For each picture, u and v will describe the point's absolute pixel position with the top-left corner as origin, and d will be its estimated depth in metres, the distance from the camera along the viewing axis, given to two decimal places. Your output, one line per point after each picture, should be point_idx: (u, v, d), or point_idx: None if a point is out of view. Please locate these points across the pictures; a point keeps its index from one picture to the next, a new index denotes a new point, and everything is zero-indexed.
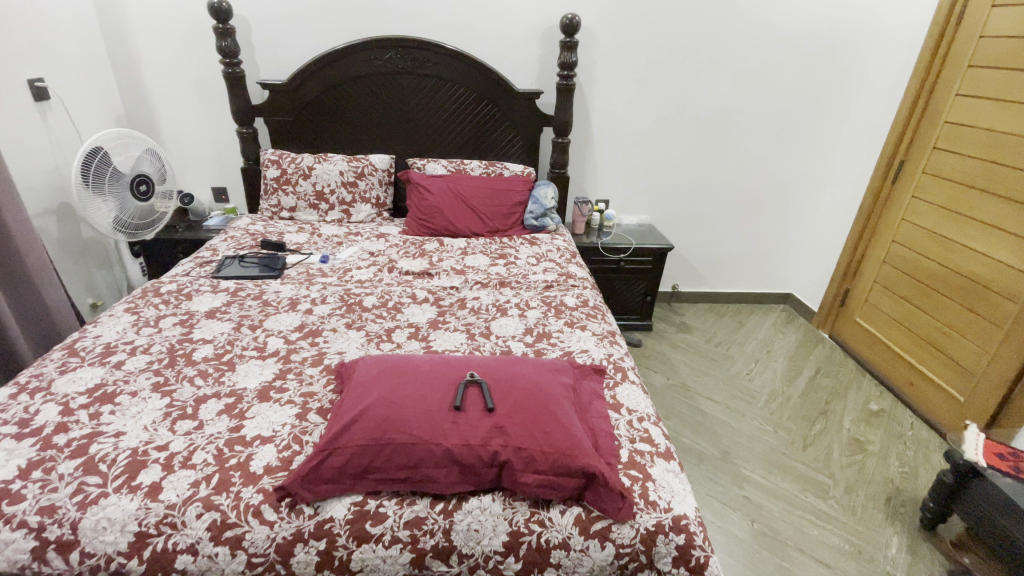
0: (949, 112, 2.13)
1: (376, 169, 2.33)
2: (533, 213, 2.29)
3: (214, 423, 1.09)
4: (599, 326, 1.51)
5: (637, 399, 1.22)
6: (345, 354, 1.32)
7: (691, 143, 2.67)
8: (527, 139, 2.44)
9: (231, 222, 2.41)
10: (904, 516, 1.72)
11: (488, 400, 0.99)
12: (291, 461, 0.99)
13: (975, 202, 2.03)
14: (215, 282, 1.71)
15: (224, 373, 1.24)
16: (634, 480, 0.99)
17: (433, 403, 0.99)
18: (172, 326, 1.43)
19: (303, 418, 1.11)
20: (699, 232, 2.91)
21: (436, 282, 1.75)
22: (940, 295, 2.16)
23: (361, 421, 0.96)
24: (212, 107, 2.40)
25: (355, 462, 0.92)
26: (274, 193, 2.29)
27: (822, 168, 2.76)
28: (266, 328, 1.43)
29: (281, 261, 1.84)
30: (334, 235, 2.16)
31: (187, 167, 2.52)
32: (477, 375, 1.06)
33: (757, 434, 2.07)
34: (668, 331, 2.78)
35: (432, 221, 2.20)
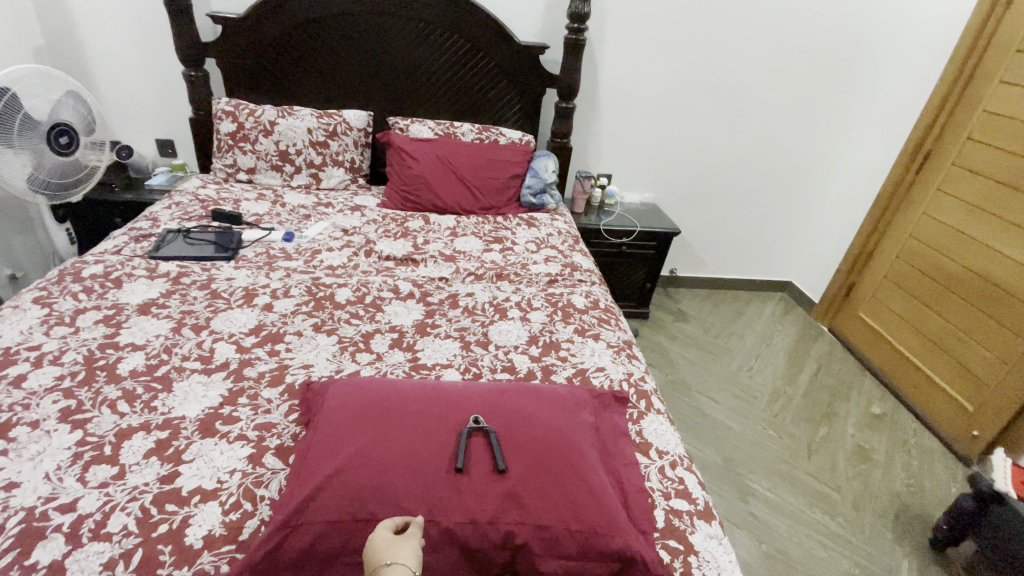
0: (989, 99, 1.94)
1: (351, 128, 2.00)
2: (531, 188, 2.02)
3: (141, 471, 0.84)
4: (613, 335, 1.30)
5: (666, 436, 1.04)
6: (312, 369, 1.08)
7: (705, 116, 2.42)
8: (526, 102, 2.14)
9: (179, 182, 2.07)
10: (913, 534, 1.64)
11: (498, 457, 0.78)
12: (241, 531, 0.77)
13: (1005, 201, 1.87)
14: (152, 264, 1.41)
15: (156, 396, 0.98)
16: (674, 554, 0.81)
17: (428, 461, 0.77)
18: (93, 326, 1.15)
19: (257, 462, 0.87)
20: (702, 214, 2.71)
21: (422, 271, 1.50)
22: (956, 298, 2.03)
23: (333, 487, 0.74)
24: (152, 42, 2.00)
25: (325, 545, 0.70)
26: (229, 151, 1.96)
27: (839, 150, 2.56)
28: (214, 329, 1.17)
29: (236, 239, 1.54)
30: (301, 205, 1.85)
31: (125, 113, 2.13)
32: (482, 419, 0.85)
33: (760, 439, 1.95)
34: (664, 319, 2.62)
35: (416, 193, 1.92)
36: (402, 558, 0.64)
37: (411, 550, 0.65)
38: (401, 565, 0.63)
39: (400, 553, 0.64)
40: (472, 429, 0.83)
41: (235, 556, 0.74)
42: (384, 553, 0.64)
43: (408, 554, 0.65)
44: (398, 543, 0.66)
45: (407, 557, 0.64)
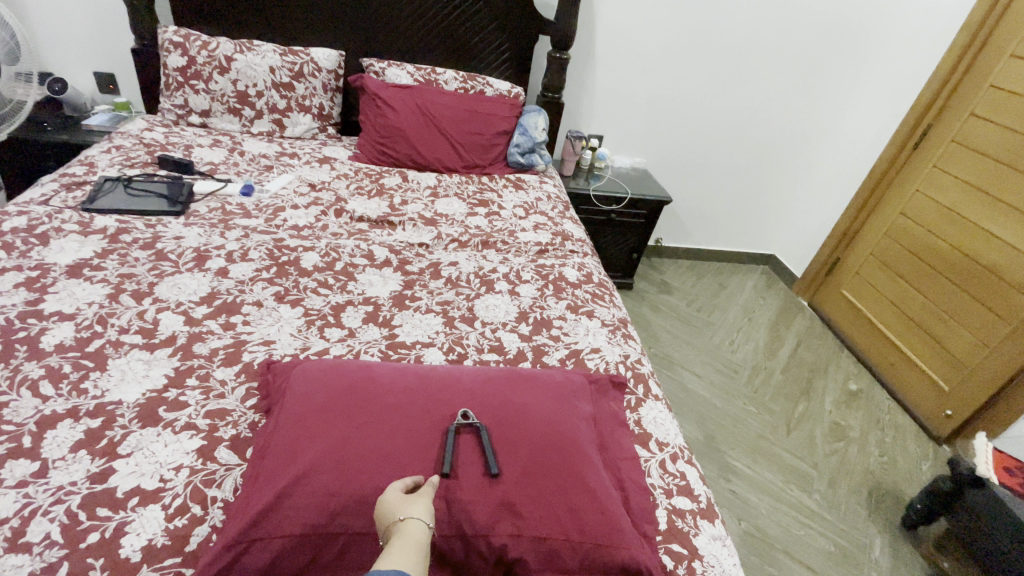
0: (998, 73, 1.87)
1: (320, 69, 1.79)
2: (518, 147, 1.87)
3: (67, 468, 0.71)
4: (608, 313, 1.21)
5: (665, 426, 0.96)
6: (274, 346, 0.95)
7: (703, 76, 2.28)
8: (516, 50, 1.95)
9: (123, 123, 1.83)
10: (885, 511, 1.66)
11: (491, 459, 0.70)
12: (187, 542, 0.66)
13: (1003, 182, 1.83)
14: (86, 218, 1.23)
15: (87, 376, 0.84)
16: (677, 559, 0.75)
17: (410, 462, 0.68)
18: (12, 291, 0.98)
19: (207, 457, 0.75)
20: (692, 181, 2.61)
21: (400, 235, 1.36)
22: (942, 278, 2.02)
23: (299, 495, 0.63)
24: None
25: (288, 563, 0.60)
26: (179, 89, 1.72)
27: (836, 121, 2.48)
28: (159, 297, 1.02)
29: (186, 191, 1.36)
30: (262, 155, 1.66)
31: (54, 40, 1.84)
32: (471, 414, 0.75)
33: (741, 415, 1.94)
34: (648, 291, 2.55)
35: (393, 146, 1.74)
36: (414, 513, 0.59)
37: (423, 504, 0.60)
38: (415, 519, 0.58)
39: (413, 508, 0.59)
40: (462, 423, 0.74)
41: (182, 570, 0.63)
42: (394, 511, 0.59)
43: (422, 510, 0.60)
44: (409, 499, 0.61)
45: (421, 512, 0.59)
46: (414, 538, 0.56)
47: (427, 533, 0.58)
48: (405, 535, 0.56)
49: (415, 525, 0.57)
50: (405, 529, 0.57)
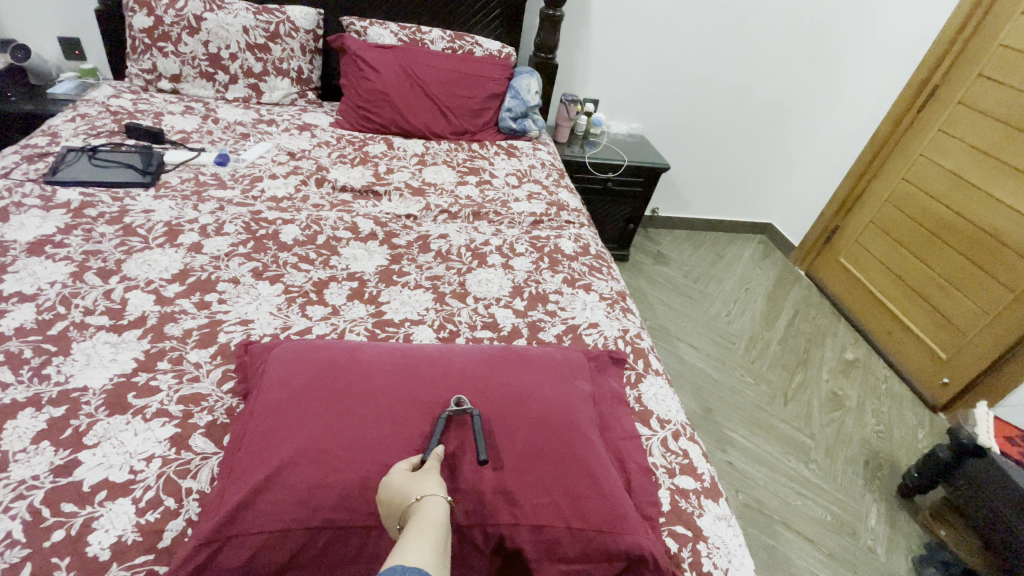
0: (1009, 30, 1.78)
1: (297, 28, 1.68)
2: (510, 111, 1.77)
3: (27, 460, 0.66)
4: (606, 286, 1.16)
5: (667, 403, 0.93)
6: (252, 327, 0.89)
7: (704, 36, 2.17)
8: (506, 7, 1.84)
9: (88, 91, 1.70)
10: (882, 480, 1.66)
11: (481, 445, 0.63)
12: (161, 537, 0.61)
13: (1012, 145, 1.77)
14: (48, 191, 1.14)
15: (50, 362, 0.78)
16: (682, 542, 0.72)
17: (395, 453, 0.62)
18: None
19: (181, 445, 0.70)
20: (690, 148, 2.53)
21: (386, 207, 1.28)
22: (944, 245, 1.98)
23: (278, 487, 0.58)
24: None
25: (267, 560, 0.56)
26: (145, 52, 1.61)
27: (838, 83, 2.39)
28: (127, 275, 0.95)
29: (156, 161, 1.27)
30: (237, 122, 1.56)
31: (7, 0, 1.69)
32: (464, 400, 0.69)
33: (738, 387, 1.92)
34: (645, 262, 2.50)
35: (378, 112, 1.65)
36: (431, 490, 0.55)
37: (436, 481, 0.57)
38: (431, 496, 0.54)
39: (427, 486, 0.56)
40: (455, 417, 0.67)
41: (154, 569, 0.59)
42: (408, 493, 0.55)
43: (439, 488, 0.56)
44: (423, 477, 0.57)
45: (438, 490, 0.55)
46: (434, 514, 0.52)
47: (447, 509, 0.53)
48: (424, 512, 0.52)
49: (433, 501, 0.53)
50: (424, 507, 0.53)
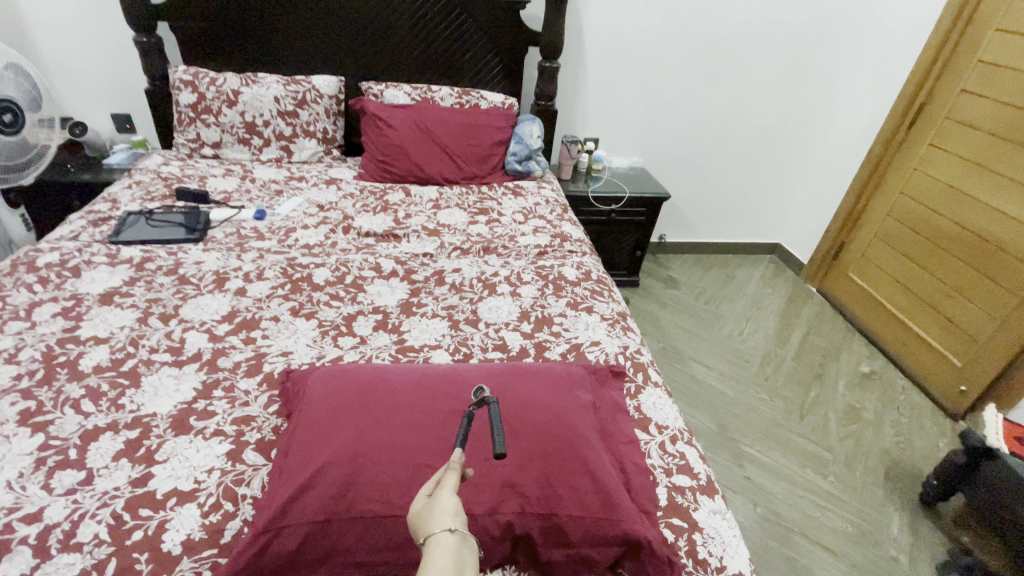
0: (985, 48, 1.88)
1: (322, 95, 1.88)
2: (516, 155, 1.94)
3: (109, 474, 0.79)
4: (607, 308, 1.26)
5: (665, 411, 1.01)
6: (292, 357, 1.01)
7: (695, 73, 2.33)
8: (507, 63, 2.03)
9: (140, 160, 1.92)
10: (903, 490, 1.66)
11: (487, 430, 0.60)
12: (223, 534, 0.72)
13: (1001, 155, 1.83)
14: (113, 249, 1.32)
15: (124, 393, 0.91)
16: (678, 533, 0.79)
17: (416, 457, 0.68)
18: (51, 320, 1.06)
19: (236, 459, 0.82)
20: (691, 177, 2.65)
21: (405, 247, 1.42)
22: (948, 254, 2.02)
23: (320, 485, 0.69)
24: (98, 7, 1.81)
25: (312, 547, 0.66)
26: (190, 124, 1.83)
27: (831, 107, 2.50)
28: (184, 318, 1.09)
29: (203, 219, 1.45)
30: (272, 181, 1.75)
31: (72, 88, 1.94)
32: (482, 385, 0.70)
33: (753, 404, 1.95)
34: (655, 287, 2.58)
35: (395, 164, 1.82)
36: (436, 523, 0.54)
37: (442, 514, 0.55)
38: (436, 536, 0.53)
39: (434, 522, 0.55)
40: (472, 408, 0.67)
41: (218, 560, 0.69)
42: (419, 529, 0.55)
43: (444, 517, 0.55)
44: (430, 506, 0.56)
45: (444, 521, 0.54)
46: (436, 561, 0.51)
47: (454, 546, 0.53)
48: (431, 554, 0.52)
49: (439, 542, 0.53)
50: (433, 545, 0.53)
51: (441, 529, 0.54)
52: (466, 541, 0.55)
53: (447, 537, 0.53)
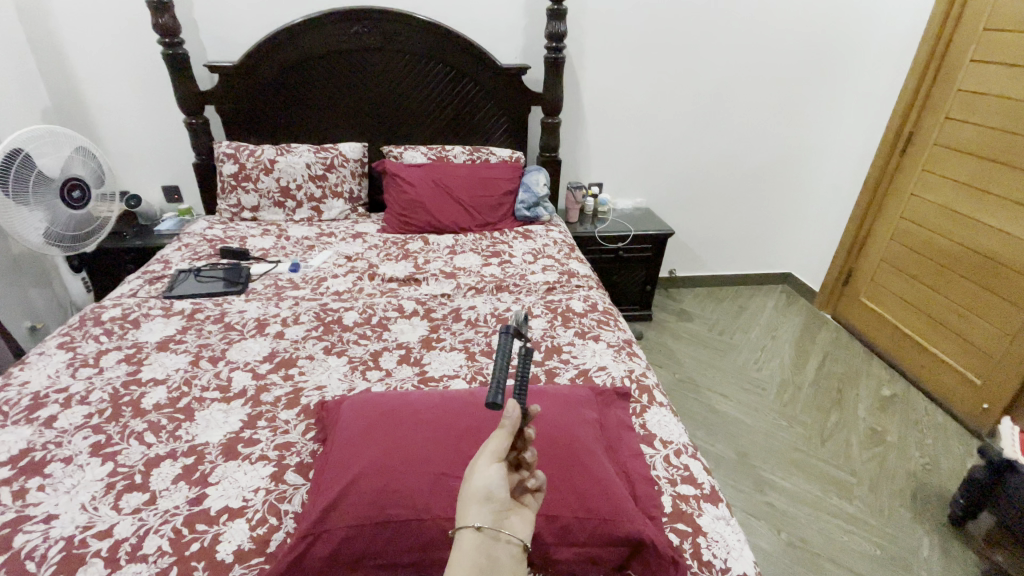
0: (962, 78, 1.98)
1: (348, 160, 2.09)
2: (524, 203, 2.10)
3: (169, 495, 0.89)
4: (613, 336, 1.35)
5: (670, 427, 1.07)
6: (326, 390, 1.13)
7: (690, 118, 2.48)
8: (513, 121, 2.23)
9: (187, 225, 2.12)
10: (932, 511, 1.64)
11: (497, 391, 0.58)
12: (268, 543, 0.81)
13: (993, 177, 1.89)
14: (167, 303, 1.48)
15: (180, 426, 1.03)
16: (683, 536, 0.85)
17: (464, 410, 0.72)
18: (116, 365, 1.20)
19: (279, 480, 0.92)
20: (696, 214, 2.76)
21: (425, 289, 1.55)
22: (954, 274, 2.04)
23: (353, 494, 0.78)
24: (155, 96, 2.07)
25: (348, 549, 0.75)
26: (232, 192, 2.04)
27: (825, 141, 2.62)
28: (230, 360, 1.22)
29: (244, 274, 1.61)
30: (304, 237, 1.92)
31: (129, 166, 2.18)
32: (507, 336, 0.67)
33: (771, 429, 1.96)
34: (669, 320, 2.65)
35: (414, 216, 1.99)
36: (465, 518, 0.58)
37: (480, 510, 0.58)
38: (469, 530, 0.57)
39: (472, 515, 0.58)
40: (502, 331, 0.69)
41: (264, 567, 0.78)
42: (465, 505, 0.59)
43: (473, 514, 0.58)
44: (467, 489, 0.59)
45: (472, 518, 0.58)
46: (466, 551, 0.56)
47: (480, 543, 0.57)
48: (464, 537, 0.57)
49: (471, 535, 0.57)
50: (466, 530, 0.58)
51: (466, 527, 0.57)
52: (495, 536, 0.58)
53: (473, 536, 0.57)
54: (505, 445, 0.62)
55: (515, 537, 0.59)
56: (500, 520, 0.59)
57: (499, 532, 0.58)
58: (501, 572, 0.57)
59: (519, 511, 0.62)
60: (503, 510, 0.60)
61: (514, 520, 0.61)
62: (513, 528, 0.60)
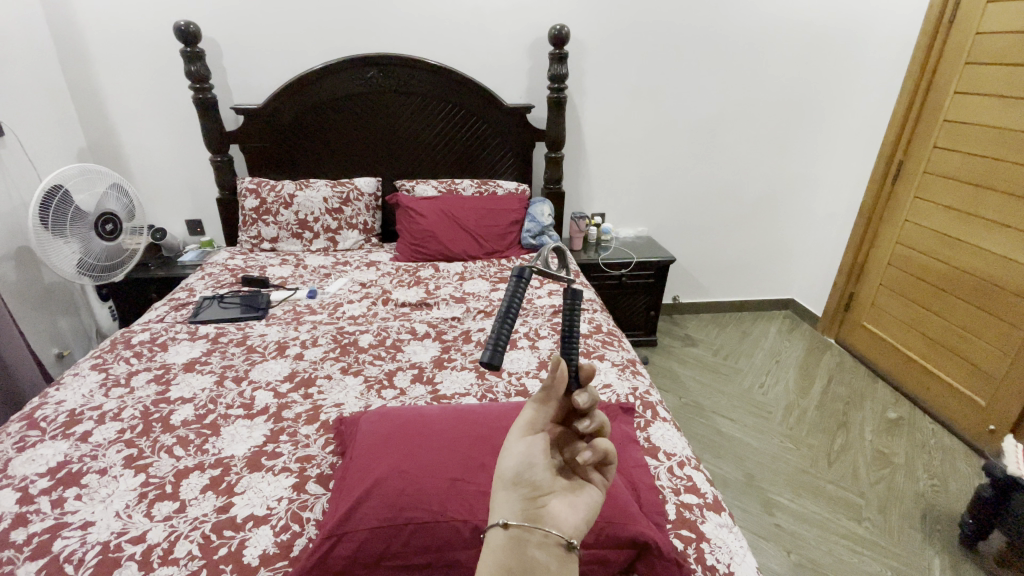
0: (947, 109, 2.07)
1: (362, 193, 2.20)
2: (530, 232, 2.20)
3: (198, 503, 0.94)
4: (617, 355, 1.40)
5: (673, 440, 1.12)
6: (344, 407, 1.19)
7: (688, 151, 2.59)
8: (519, 155, 2.35)
9: (209, 256, 2.23)
10: (942, 533, 1.64)
11: (495, 350, 0.54)
12: (292, 547, 0.86)
13: (982, 202, 1.95)
14: (192, 328, 1.56)
15: (207, 440, 1.09)
16: (687, 542, 0.89)
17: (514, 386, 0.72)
18: (146, 385, 1.27)
19: (301, 489, 0.97)
20: (697, 242, 2.84)
21: (436, 313, 1.62)
22: (952, 297, 2.08)
23: (373, 498, 0.84)
24: (183, 137, 2.21)
25: (368, 550, 0.80)
26: (252, 224, 2.15)
27: (820, 170, 2.71)
28: (253, 379, 1.29)
29: (265, 300, 1.70)
30: (321, 266, 2.02)
31: (156, 201, 2.31)
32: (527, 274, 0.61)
33: (778, 452, 1.97)
34: (673, 345, 2.69)
35: (425, 246, 2.08)
36: (497, 510, 0.56)
37: (511, 503, 0.55)
38: (497, 526, 0.54)
39: (504, 509, 0.55)
40: (518, 272, 0.63)
41: (288, 569, 0.82)
42: (496, 500, 0.56)
43: (503, 505, 0.56)
44: (499, 473, 0.58)
45: (502, 512, 0.55)
46: (494, 550, 0.52)
47: (508, 542, 0.53)
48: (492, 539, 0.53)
49: (498, 532, 0.53)
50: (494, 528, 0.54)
51: (495, 522, 0.54)
52: (527, 534, 0.53)
53: (500, 535, 0.53)
54: (539, 417, 0.59)
55: (554, 535, 0.53)
56: (536, 511, 0.55)
57: (531, 529, 0.53)
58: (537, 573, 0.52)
59: (564, 498, 0.57)
60: (540, 497, 0.57)
61: (556, 511, 0.56)
62: (553, 520, 0.55)
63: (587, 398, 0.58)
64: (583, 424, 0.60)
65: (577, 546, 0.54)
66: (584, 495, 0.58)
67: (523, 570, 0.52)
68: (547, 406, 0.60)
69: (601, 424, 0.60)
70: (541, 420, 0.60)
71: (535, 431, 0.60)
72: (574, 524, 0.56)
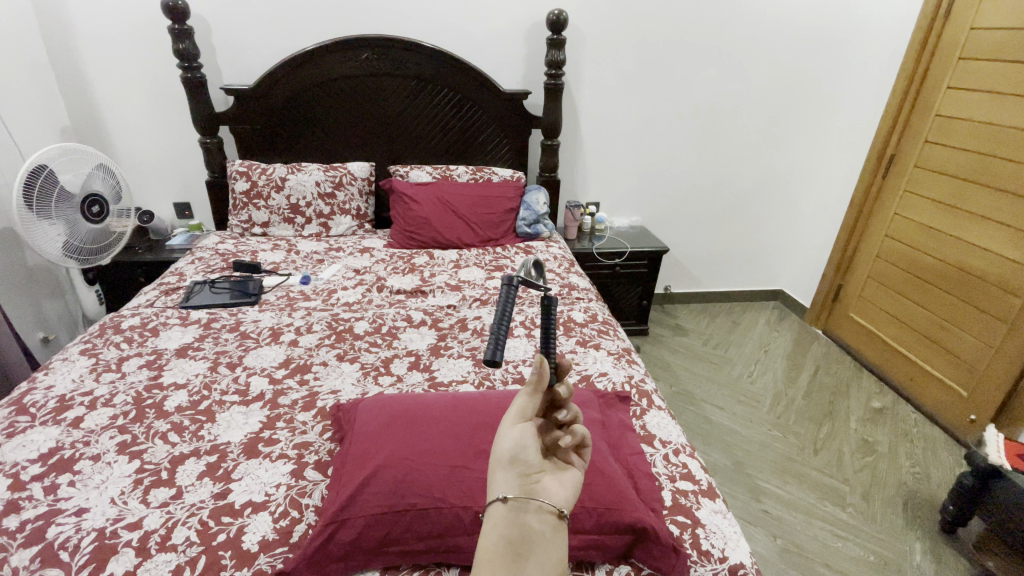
0: (940, 104, 2.08)
1: (355, 178, 2.17)
2: (525, 220, 2.19)
3: (195, 490, 0.93)
4: (613, 344, 1.41)
5: (668, 428, 1.13)
6: (341, 394, 1.18)
7: (682, 140, 2.59)
8: (515, 142, 2.33)
9: (197, 240, 2.18)
10: (923, 519, 1.69)
11: (494, 347, 0.55)
12: (291, 534, 0.86)
13: (970, 196, 1.98)
14: (184, 313, 1.53)
15: (203, 426, 1.08)
16: (683, 528, 0.90)
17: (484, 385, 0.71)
18: (138, 370, 1.26)
19: (299, 476, 0.96)
20: (690, 232, 2.85)
21: (431, 301, 1.62)
22: (938, 289, 2.12)
23: (375, 484, 0.84)
24: (171, 118, 2.15)
25: (369, 535, 0.80)
26: (243, 208, 2.11)
27: (812, 163, 2.73)
28: (247, 365, 1.28)
29: (257, 285, 1.68)
30: (313, 252, 1.99)
31: (143, 184, 2.26)
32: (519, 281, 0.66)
33: (766, 439, 2.01)
34: (664, 334, 2.72)
35: (419, 232, 2.07)
36: (495, 489, 0.55)
37: (508, 479, 0.55)
38: (496, 502, 0.54)
39: (500, 486, 0.55)
40: (507, 279, 0.66)
41: (288, 556, 0.82)
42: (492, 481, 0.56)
43: (500, 483, 0.55)
44: (494, 457, 0.57)
45: (499, 489, 0.55)
46: (494, 525, 0.53)
47: (507, 514, 0.53)
48: (490, 516, 0.53)
49: (496, 509, 0.53)
50: (490, 508, 0.54)
51: (494, 498, 0.54)
52: (524, 505, 0.53)
53: (500, 508, 0.53)
54: (529, 405, 0.60)
55: (550, 504, 0.54)
56: (532, 486, 0.55)
57: (527, 499, 0.53)
58: (537, 542, 0.52)
59: (554, 475, 0.58)
60: (534, 474, 0.56)
61: (549, 486, 0.56)
62: (547, 493, 0.55)
63: (566, 390, 0.61)
64: (561, 415, 0.62)
65: (568, 516, 0.55)
66: (570, 474, 0.59)
67: (522, 540, 0.52)
68: (535, 392, 0.60)
69: (576, 414, 0.63)
70: (531, 408, 0.60)
71: (524, 419, 0.60)
72: (565, 497, 0.56)
